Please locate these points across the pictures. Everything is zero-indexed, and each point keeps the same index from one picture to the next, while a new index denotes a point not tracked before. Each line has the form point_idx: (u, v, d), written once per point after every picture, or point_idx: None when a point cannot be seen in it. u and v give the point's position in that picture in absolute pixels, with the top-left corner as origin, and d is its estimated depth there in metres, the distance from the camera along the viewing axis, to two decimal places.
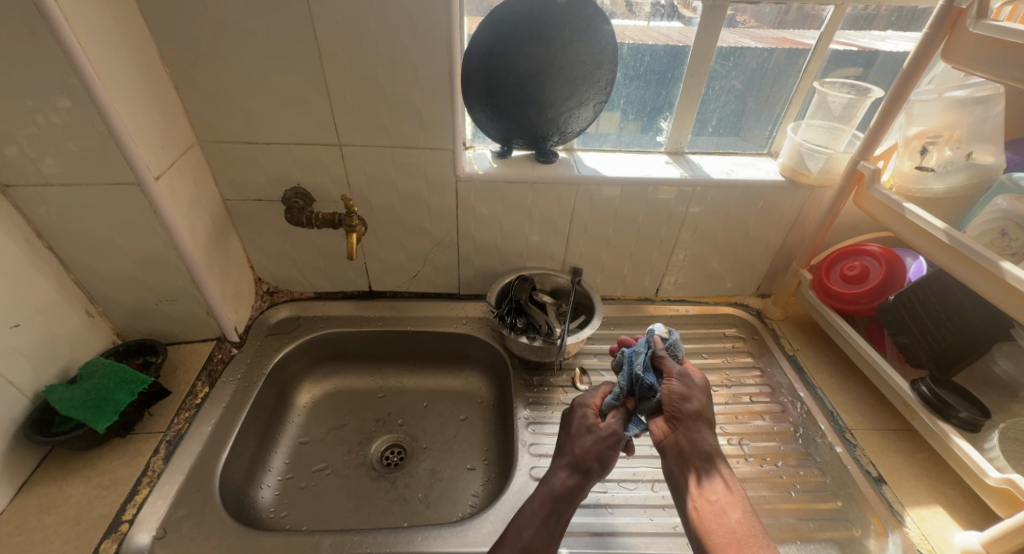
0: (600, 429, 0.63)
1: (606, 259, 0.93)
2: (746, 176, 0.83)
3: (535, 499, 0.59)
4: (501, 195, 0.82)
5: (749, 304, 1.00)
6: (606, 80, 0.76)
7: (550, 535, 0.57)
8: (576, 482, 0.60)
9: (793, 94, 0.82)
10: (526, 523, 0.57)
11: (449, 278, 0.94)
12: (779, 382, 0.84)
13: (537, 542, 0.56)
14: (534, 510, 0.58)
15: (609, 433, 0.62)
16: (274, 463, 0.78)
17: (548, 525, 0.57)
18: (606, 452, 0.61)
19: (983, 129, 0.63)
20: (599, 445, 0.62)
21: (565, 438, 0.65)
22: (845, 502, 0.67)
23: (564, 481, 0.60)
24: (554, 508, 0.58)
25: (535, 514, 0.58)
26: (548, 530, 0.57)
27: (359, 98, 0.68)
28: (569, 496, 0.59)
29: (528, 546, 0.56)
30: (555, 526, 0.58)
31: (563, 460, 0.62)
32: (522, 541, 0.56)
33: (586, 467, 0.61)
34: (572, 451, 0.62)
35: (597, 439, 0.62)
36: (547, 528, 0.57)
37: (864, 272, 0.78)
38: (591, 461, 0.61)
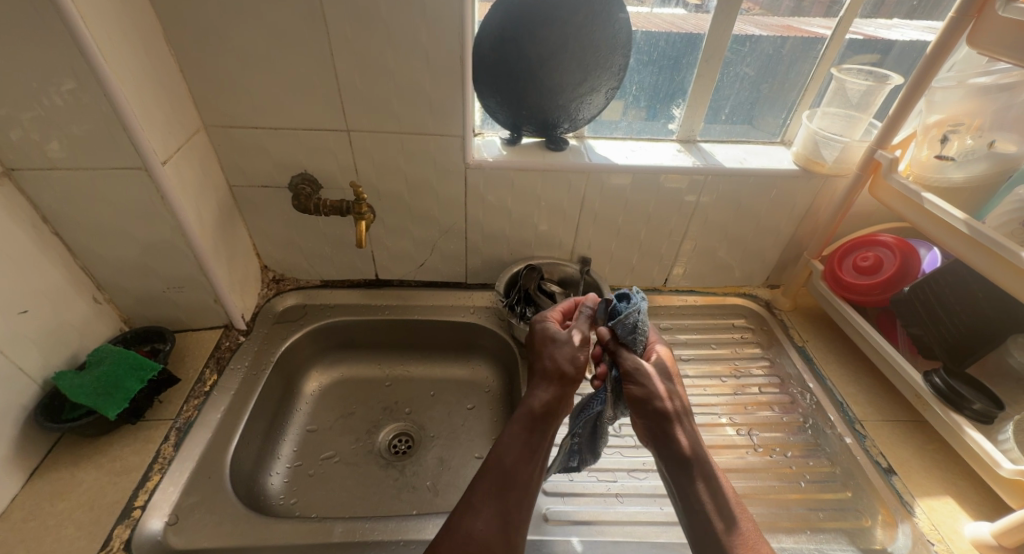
0: (565, 337, 0.65)
1: (615, 249, 0.93)
2: (760, 165, 0.81)
3: (517, 423, 0.59)
4: (510, 182, 0.81)
5: (758, 295, 1.00)
6: (619, 66, 0.74)
7: (535, 453, 0.57)
8: (554, 397, 0.61)
9: (809, 82, 0.80)
10: (510, 446, 0.57)
11: (456, 267, 0.94)
12: (788, 373, 0.84)
13: (525, 463, 0.56)
14: (516, 431, 0.58)
15: (575, 340, 0.64)
16: (283, 451, 0.79)
17: (535, 442, 0.58)
18: (577, 356, 0.64)
19: (1006, 116, 0.61)
20: (572, 353, 0.64)
21: (536, 355, 0.66)
22: (854, 493, 0.67)
23: (542, 398, 0.61)
24: (535, 427, 0.59)
25: (517, 435, 0.58)
26: (532, 448, 0.57)
27: (369, 83, 0.67)
28: (549, 411, 0.60)
29: (513, 468, 0.55)
30: (538, 443, 0.58)
31: (541, 376, 0.63)
32: (508, 463, 0.56)
33: (566, 379, 0.62)
34: (545, 365, 0.63)
35: (566, 350, 0.64)
36: (529, 447, 0.57)
37: (877, 263, 0.77)
38: (568, 367, 0.62)
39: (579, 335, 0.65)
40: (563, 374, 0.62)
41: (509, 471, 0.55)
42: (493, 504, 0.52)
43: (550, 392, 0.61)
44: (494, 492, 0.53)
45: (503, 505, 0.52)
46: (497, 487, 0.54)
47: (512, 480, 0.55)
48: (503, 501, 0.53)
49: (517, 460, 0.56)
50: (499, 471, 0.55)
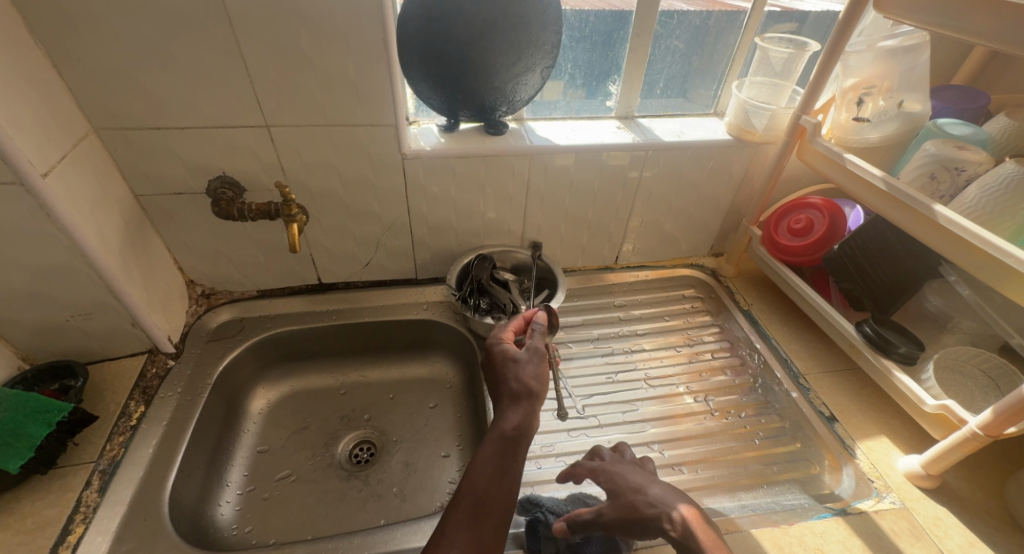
0: (525, 354, 0.64)
1: (565, 231, 0.92)
2: (697, 137, 0.82)
3: (487, 447, 0.56)
4: (452, 171, 0.77)
5: (704, 264, 1.03)
6: (551, 43, 0.73)
7: (507, 476, 0.55)
8: (521, 417, 0.59)
9: (736, 52, 0.82)
10: (479, 469, 0.54)
11: (404, 264, 0.90)
12: (737, 336, 0.88)
13: (497, 488, 0.53)
14: (488, 457, 0.55)
15: (531, 356, 0.63)
16: (232, 477, 0.73)
17: (503, 464, 0.55)
18: (538, 372, 0.63)
19: (912, 77, 0.64)
20: (535, 370, 0.63)
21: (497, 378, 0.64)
22: (803, 444, 0.70)
23: (513, 420, 0.58)
24: (506, 449, 0.56)
25: (488, 459, 0.55)
26: (503, 469, 0.55)
27: (284, 72, 0.61)
28: (520, 433, 0.58)
29: (486, 491, 0.53)
30: (509, 465, 0.55)
31: (508, 396, 0.61)
32: (481, 488, 0.53)
33: (532, 395, 0.61)
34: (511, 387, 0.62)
35: (526, 366, 0.63)
36: (501, 469, 0.55)
37: (809, 225, 0.80)
38: (531, 385, 0.61)
39: (537, 350, 0.64)
40: (529, 394, 0.60)
41: (482, 497, 0.52)
42: (467, 530, 0.50)
43: (519, 410, 0.59)
44: (468, 518, 0.51)
45: (477, 530, 0.50)
46: (470, 513, 0.51)
47: (486, 504, 0.52)
48: (478, 530, 0.50)
49: (489, 486, 0.53)
50: (471, 498, 0.52)
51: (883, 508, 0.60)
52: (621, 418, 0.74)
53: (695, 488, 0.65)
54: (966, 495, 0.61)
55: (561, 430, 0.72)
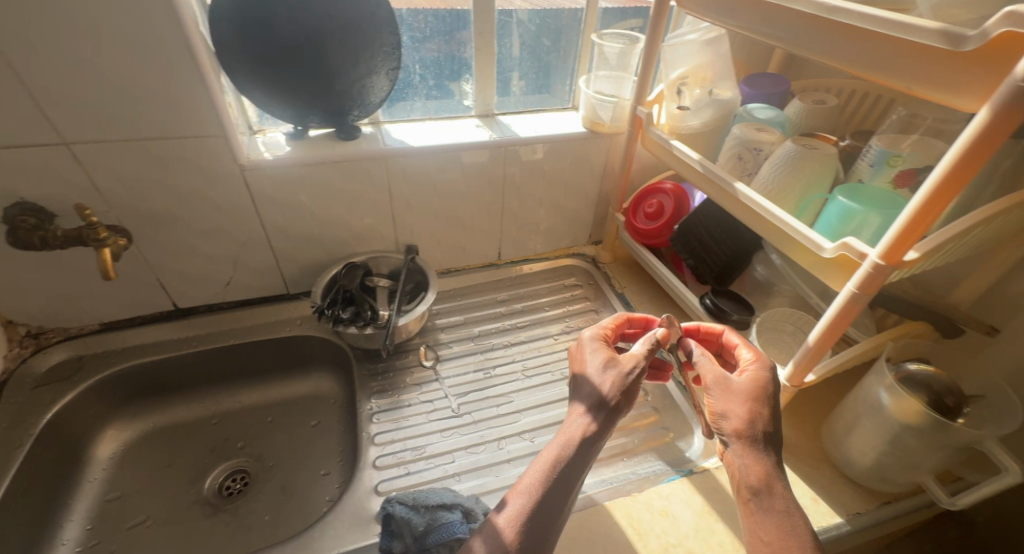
0: (620, 359, 0.54)
1: (440, 232, 0.92)
2: (552, 132, 0.85)
3: (580, 451, 0.49)
4: (302, 179, 0.75)
5: (585, 253, 1.08)
6: (390, 44, 0.72)
7: (551, 504, 0.47)
8: (597, 423, 0.50)
9: (580, 49, 0.85)
10: (515, 495, 0.48)
11: (270, 279, 0.86)
12: (611, 319, 0.92)
13: (546, 521, 0.46)
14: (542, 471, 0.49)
15: (613, 364, 0.54)
16: (71, 533, 0.66)
17: (565, 484, 0.48)
18: (625, 383, 0.52)
19: (718, 66, 0.71)
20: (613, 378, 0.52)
21: (575, 377, 0.56)
22: (662, 414, 0.74)
23: (582, 424, 0.51)
24: (557, 468, 0.49)
25: (538, 478, 0.49)
26: (562, 487, 0.48)
27: (72, 85, 0.56)
28: (591, 442, 0.50)
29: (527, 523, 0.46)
30: (557, 491, 0.47)
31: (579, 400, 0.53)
32: (502, 522, 0.46)
33: (609, 408, 0.51)
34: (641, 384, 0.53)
35: (598, 372, 0.53)
36: (543, 498, 0.47)
37: (659, 208, 0.86)
38: (624, 387, 0.52)
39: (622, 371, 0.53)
40: (608, 396, 0.51)
41: (542, 516, 0.46)
42: None
43: (622, 397, 0.51)
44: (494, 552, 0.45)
45: None
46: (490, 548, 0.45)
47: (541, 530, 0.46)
48: None
49: (554, 506, 0.47)
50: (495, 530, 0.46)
51: (723, 465, 0.67)
52: (494, 412, 0.75)
53: None
54: (794, 441, 0.67)
55: (434, 431, 0.72)
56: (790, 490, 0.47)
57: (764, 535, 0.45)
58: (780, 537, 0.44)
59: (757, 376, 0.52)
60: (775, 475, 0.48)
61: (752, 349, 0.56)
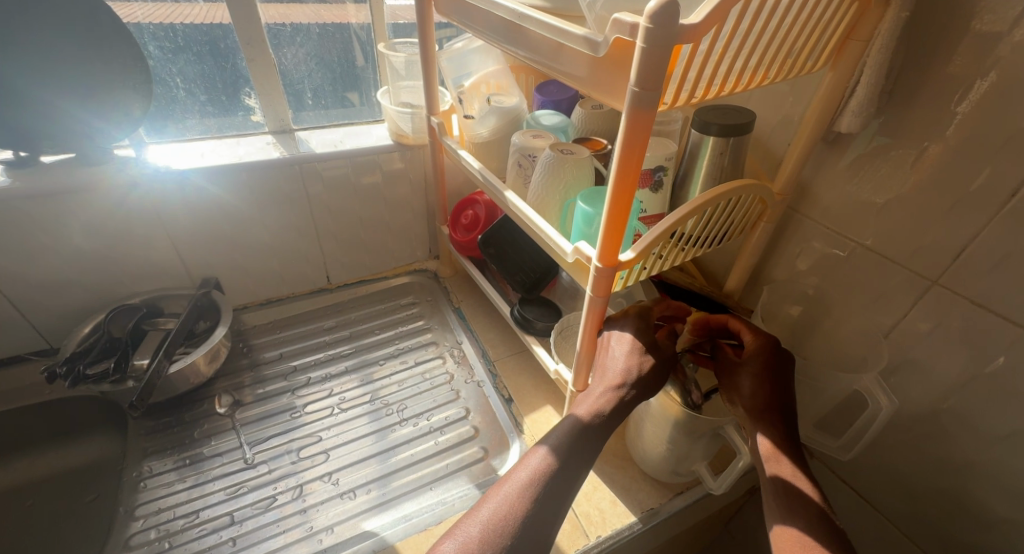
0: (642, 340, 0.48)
1: (243, 261, 0.83)
2: (354, 146, 0.80)
3: (554, 482, 0.43)
4: (29, 214, 0.63)
5: (426, 269, 1.04)
6: (130, 56, 0.63)
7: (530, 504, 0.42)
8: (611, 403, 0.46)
9: (378, 60, 0.81)
10: (520, 484, 0.43)
11: (17, 333, 0.72)
12: (444, 336, 0.89)
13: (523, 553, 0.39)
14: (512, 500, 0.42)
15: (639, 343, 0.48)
16: None
17: (553, 495, 0.43)
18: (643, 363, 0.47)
19: (496, 74, 0.71)
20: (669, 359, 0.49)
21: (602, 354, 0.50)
22: (482, 432, 0.72)
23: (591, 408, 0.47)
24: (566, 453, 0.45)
25: (541, 470, 0.44)
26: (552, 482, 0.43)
27: None
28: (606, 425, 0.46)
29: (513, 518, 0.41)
30: (547, 487, 0.43)
31: (603, 388, 0.47)
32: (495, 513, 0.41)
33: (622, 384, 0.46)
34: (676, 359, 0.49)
35: (631, 351, 0.48)
36: (540, 490, 0.43)
37: (474, 218, 0.85)
38: (628, 371, 0.47)
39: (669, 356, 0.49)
40: (623, 383, 0.46)
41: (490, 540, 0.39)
42: None
43: (639, 395, 0.46)
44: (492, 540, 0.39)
45: None
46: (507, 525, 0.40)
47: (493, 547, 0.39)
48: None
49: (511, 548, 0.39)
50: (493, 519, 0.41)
51: None
52: (294, 457, 0.67)
53: (360, 511, 0.62)
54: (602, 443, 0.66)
55: (218, 490, 0.63)
56: (807, 477, 0.42)
57: (797, 539, 0.39)
58: (790, 523, 0.40)
59: (779, 355, 0.47)
60: (786, 462, 0.43)
61: (750, 331, 0.49)
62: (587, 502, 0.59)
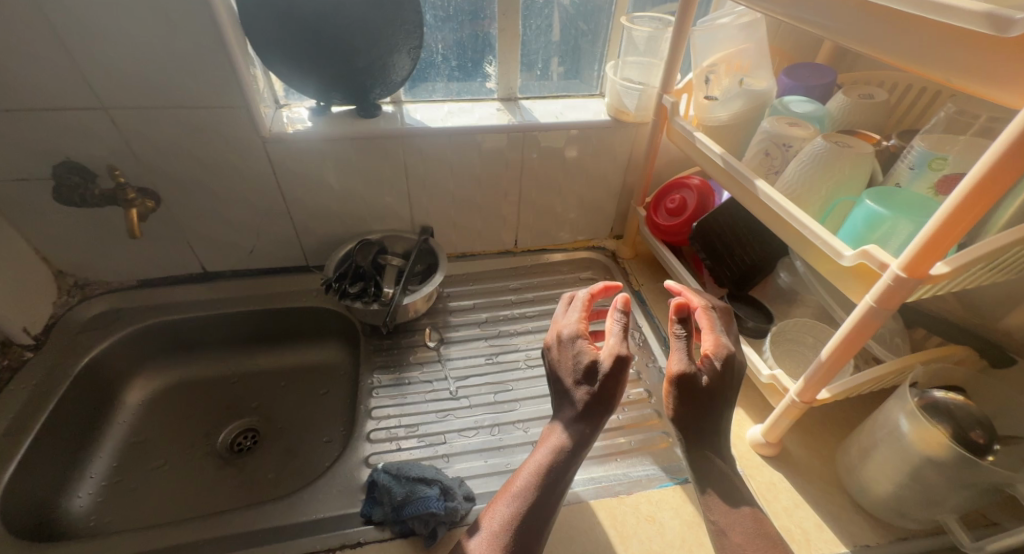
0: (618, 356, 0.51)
1: (455, 215, 0.92)
2: (574, 118, 0.82)
3: (565, 460, 0.51)
4: (321, 155, 0.76)
5: (605, 247, 1.05)
6: (413, 23, 0.72)
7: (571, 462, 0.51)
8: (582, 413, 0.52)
9: (612, 33, 0.82)
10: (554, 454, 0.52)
11: (291, 250, 0.89)
12: (624, 316, 0.89)
13: (553, 500, 0.50)
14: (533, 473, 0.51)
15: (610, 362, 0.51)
16: (96, 468, 0.72)
17: (567, 461, 0.51)
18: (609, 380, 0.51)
19: (751, 52, 0.65)
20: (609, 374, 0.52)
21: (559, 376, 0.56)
22: (664, 418, 0.72)
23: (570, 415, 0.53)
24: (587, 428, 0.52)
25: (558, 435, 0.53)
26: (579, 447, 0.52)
27: (110, 51, 0.59)
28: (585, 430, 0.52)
29: (558, 478, 0.51)
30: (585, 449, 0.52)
31: (574, 384, 0.54)
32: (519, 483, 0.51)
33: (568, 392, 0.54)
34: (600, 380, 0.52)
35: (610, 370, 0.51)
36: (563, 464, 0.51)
37: (682, 204, 0.82)
38: (592, 367, 0.52)
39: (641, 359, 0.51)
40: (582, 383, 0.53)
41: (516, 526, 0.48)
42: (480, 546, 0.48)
43: (596, 389, 0.52)
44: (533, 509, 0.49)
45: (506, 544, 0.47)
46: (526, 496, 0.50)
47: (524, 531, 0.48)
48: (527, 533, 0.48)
49: (547, 505, 0.50)
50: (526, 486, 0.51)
51: None
52: (491, 399, 0.75)
53: None
54: (805, 461, 0.63)
55: (430, 412, 0.73)
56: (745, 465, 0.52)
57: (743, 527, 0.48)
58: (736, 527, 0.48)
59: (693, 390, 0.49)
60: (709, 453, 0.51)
61: (711, 340, 0.52)
62: (788, 517, 0.57)
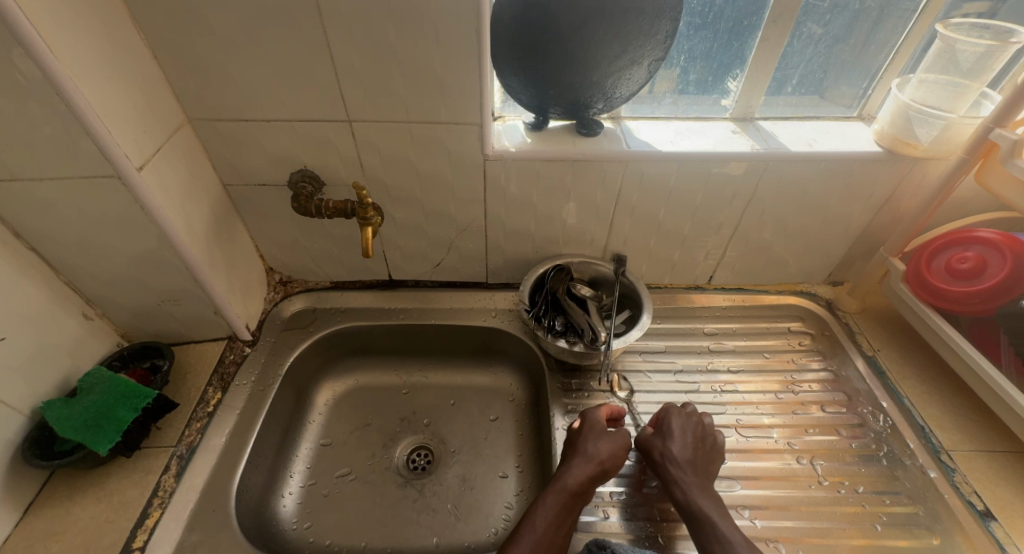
0: (609, 433, 0.63)
1: (654, 246, 0.82)
2: (833, 147, 0.68)
3: (557, 527, 0.55)
4: (536, 174, 0.70)
5: (818, 293, 0.87)
6: (666, 33, 0.62)
7: (562, 529, 0.55)
8: (589, 477, 0.59)
9: (902, 42, 0.66)
10: (540, 512, 0.56)
11: (476, 267, 0.85)
12: (856, 388, 0.73)
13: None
14: (548, 508, 0.56)
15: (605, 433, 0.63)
16: (295, 469, 0.74)
17: (561, 529, 0.55)
18: (616, 451, 0.61)
19: None
20: (611, 443, 0.62)
21: (579, 437, 0.63)
22: (941, 540, 0.56)
23: (577, 476, 0.58)
24: (569, 506, 0.56)
25: (551, 507, 0.56)
26: (563, 519, 0.56)
27: (370, 63, 0.56)
28: (585, 490, 0.58)
29: (541, 539, 0.54)
30: (569, 523, 0.56)
31: (584, 466, 0.59)
32: (538, 534, 0.54)
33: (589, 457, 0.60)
34: (582, 449, 0.61)
35: (605, 444, 0.61)
36: (564, 524, 0.55)
37: (980, 265, 0.63)
38: (608, 459, 0.60)
39: (664, 424, 0.64)
40: (601, 468, 0.59)
41: (539, 550, 0.53)
42: None
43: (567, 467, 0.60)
44: None
45: None
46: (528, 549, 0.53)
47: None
48: None
49: None
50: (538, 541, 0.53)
51: None
52: None
53: None
54: None
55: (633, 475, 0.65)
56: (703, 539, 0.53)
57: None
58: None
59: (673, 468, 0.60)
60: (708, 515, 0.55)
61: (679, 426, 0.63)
62: None
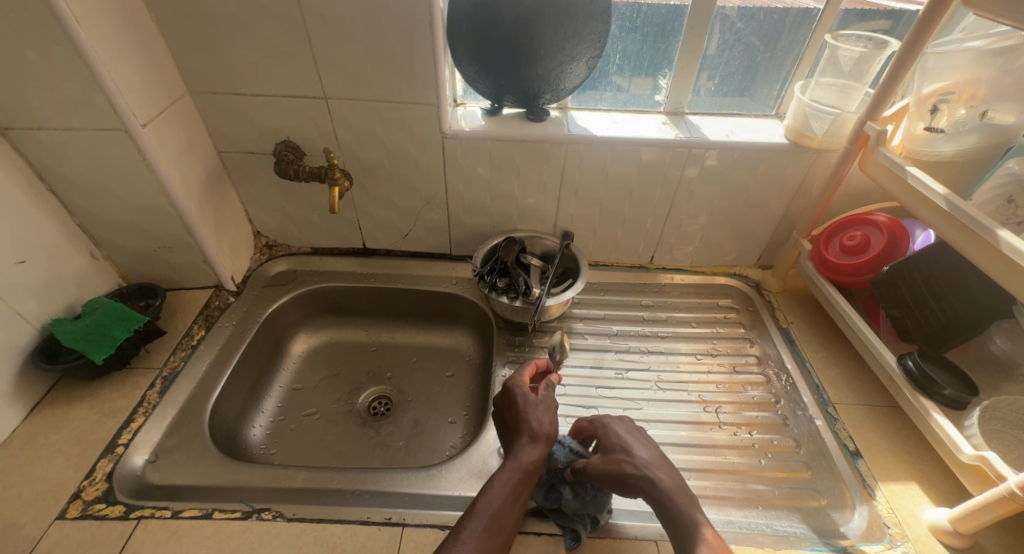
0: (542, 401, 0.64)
1: (598, 224, 0.91)
2: (746, 138, 0.78)
3: (515, 502, 0.55)
4: (489, 153, 0.81)
5: (748, 275, 0.97)
6: (599, 33, 0.72)
7: (519, 503, 0.55)
8: (541, 451, 0.59)
9: (805, 50, 0.77)
10: (496, 487, 0.55)
11: (440, 239, 0.95)
12: (768, 354, 0.82)
13: (509, 532, 0.53)
14: (504, 485, 0.55)
15: (546, 405, 0.64)
16: (267, 405, 0.83)
17: (519, 505, 0.55)
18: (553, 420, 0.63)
19: (1004, 82, 0.57)
20: (551, 413, 0.64)
21: (519, 412, 0.63)
22: (814, 473, 0.65)
23: (531, 452, 0.59)
24: (524, 480, 0.57)
25: (505, 480, 0.56)
26: (520, 494, 0.56)
27: (342, 48, 0.67)
28: (538, 466, 0.59)
29: (499, 512, 0.53)
30: (524, 497, 0.56)
31: (535, 441, 0.60)
32: (495, 507, 0.53)
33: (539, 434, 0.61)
34: (530, 425, 0.61)
35: (545, 411, 0.63)
36: (521, 497, 0.56)
37: (865, 242, 0.73)
38: (550, 433, 0.61)
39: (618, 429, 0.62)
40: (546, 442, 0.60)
41: (497, 527, 0.52)
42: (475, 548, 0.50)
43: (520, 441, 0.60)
44: (483, 533, 0.51)
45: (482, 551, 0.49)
46: (483, 523, 0.52)
47: (496, 530, 0.52)
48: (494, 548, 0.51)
49: (498, 533, 0.52)
50: (494, 515, 0.53)
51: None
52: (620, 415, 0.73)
53: None
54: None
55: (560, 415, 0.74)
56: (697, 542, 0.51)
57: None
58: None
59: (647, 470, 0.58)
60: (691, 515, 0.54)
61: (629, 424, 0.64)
62: None
